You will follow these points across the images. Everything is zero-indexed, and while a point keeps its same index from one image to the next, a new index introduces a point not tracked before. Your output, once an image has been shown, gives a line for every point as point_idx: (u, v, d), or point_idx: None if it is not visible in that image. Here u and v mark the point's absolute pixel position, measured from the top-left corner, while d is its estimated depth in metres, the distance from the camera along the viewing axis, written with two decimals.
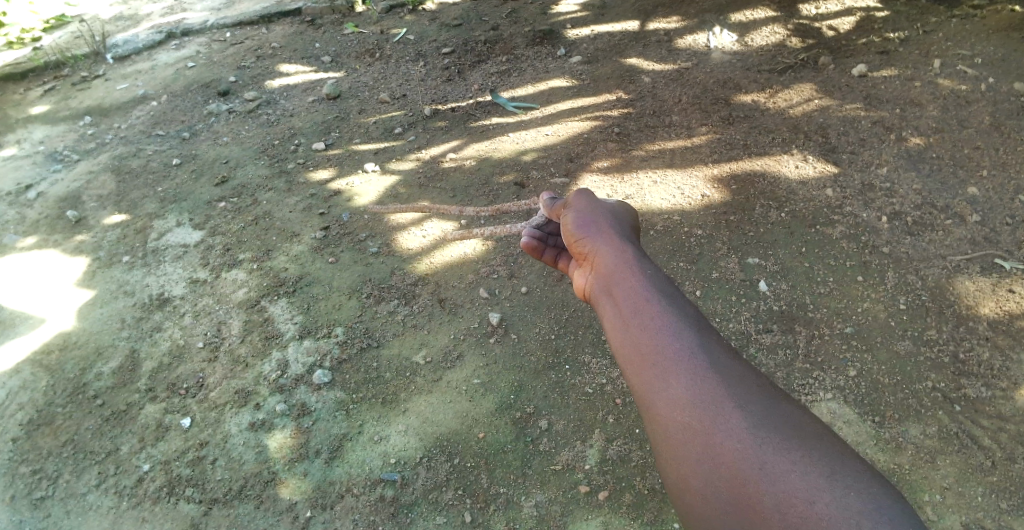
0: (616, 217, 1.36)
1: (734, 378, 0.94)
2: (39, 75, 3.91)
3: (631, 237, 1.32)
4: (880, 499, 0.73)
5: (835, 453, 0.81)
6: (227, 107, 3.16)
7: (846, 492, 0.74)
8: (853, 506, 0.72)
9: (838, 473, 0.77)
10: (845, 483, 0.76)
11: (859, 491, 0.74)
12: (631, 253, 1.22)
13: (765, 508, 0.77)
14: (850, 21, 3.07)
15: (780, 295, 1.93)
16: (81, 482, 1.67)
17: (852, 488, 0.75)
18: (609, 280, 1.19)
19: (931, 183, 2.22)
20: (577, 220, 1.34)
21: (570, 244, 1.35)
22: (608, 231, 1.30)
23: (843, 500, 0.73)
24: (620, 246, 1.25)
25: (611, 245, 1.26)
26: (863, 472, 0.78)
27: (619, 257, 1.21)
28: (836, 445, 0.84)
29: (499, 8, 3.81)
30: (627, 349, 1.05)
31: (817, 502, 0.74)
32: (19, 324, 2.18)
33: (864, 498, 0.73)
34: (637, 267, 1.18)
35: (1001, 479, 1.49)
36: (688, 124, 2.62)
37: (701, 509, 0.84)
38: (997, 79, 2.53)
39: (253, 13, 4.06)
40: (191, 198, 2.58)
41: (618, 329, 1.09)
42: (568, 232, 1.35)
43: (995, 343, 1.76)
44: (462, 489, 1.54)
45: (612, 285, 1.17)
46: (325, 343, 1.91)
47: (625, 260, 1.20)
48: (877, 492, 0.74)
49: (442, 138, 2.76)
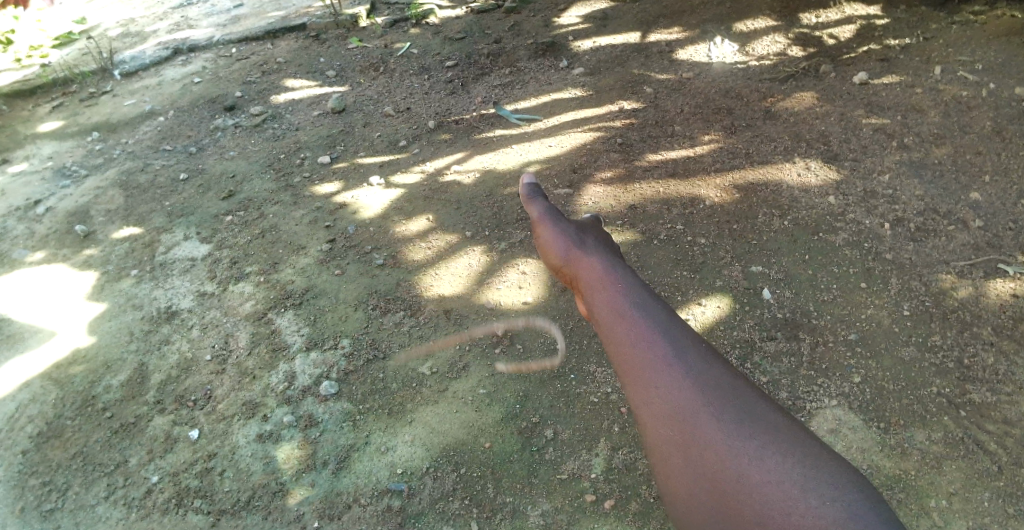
0: (600, 241, 1.53)
1: (715, 390, 1.08)
2: (48, 92, 3.97)
3: (617, 257, 1.47)
4: (849, 503, 0.89)
5: (811, 460, 0.96)
6: (234, 122, 3.20)
7: (822, 500, 0.89)
8: (829, 515, 0.87)
9: (811, 481, 0.93)
10: (818, 491, 0.91)
11: (833, 498, 0.90)
12: (616, 275, 1.36)
13: (748, 515, 0.92)
14: (851, 29, 3.11)
15: (783, 303, 1.93)
16: (91, 494, 1.68)
17: (827, 497, 0.90)
18: (600, 298, 1.33)
19: (933, 189, 2.23)
20: (568, 250, 1.49)
21: (562, 265, 1.50)
22: (598, 255, 1.46)
23: (818, 507, 0.89)
24: (610, 268, 1.40)
25: (598, 270, 1.40)
26: (837, 478, 0.93)
27: (610, 278, 1.36)
28: (810, 450, 0.99)
29: (502, 21, 3.85)
30: (622, 363, 1.18)
31: (795, 512, 0.89)
32: (29, 337, 2.20)
33: (838, 505, 0.89)
34: (625, 289, 1.32)
35: (1007, 484, 1.48)
36: (691, 133, 2.64)
37: (691, 511, 0.99)
38: (998, 85, 2.55)
39: (259, 29, 4.12)
40: (199, 212, 2.61)
41: (610, 347, 1.22)
42: (558, 254, 1.51)
43: (1000, 347, 1.76)
44: (470, 498, 1.54)
45: (603, 307, 1.31)
46: (331, 355, 1.92)
47: (612, 283, 1.34)
48: (846, 497, 0.90)
49: (447, 150, 2.79)
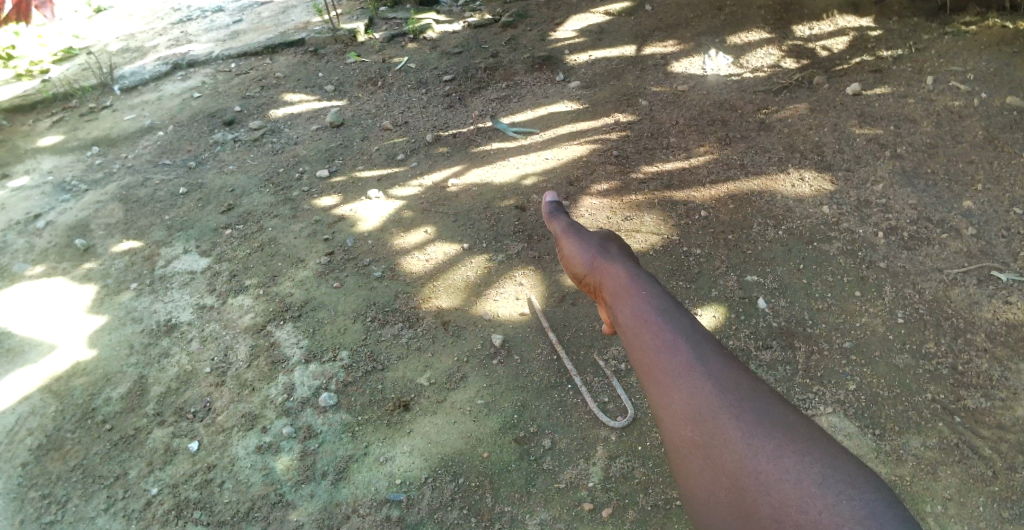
0: (623, 252, 1.59)
1: (730, 391, 1.11)
2: (48, 107, 4.00)
3: (638, 266, 1.52)
4: (867, 502, 0.89)
5: (828, 460, 0.97)
6: (233, 136, 3.23)
7: (837, 498, 0.90)
8: (844, 513, 0.88)
9: (827, 480, 0.93)
10: (836, 491, 0.91)
11: (848, 496, 0.90)
12: (637, 281, 1.42)
13: (763, 516, 0.94)
14: (844, 40, 3.16)
15: (778, 312, 1.96)
16: (90, 506, 1.68)
17: (844, 494, 0.90)
18: (620, 304, 1.38)
19: (927, 197, 2.26)
20: (591, 262, 1.57)
21: (588, 276, 1.57)
22: (620, 264, 1.51)
23: (833, 506, 0.89)
24: (631, 276, 1.45)
25: (618, 279, 1.46)
26: (854, 478, 0.93)
27: (630, 284, 1.41)
28: (826, 449, 1.00)
29: (499, 36, 3.90)
30: (641, 365, 1.22)
31: (811, 510, 0.90)
32: (29, 350, 2.21)
33: (854, 503, 0.89)
34: (646, 294, 1.36)
35: (1002, 488, 1.50)
36: (686, 145, 2.67)
37: (706, 512, 1.01)
38: (989, 94, 2.59)
39: (258, 44, 4.16)
40: (198, 225, 2.63)
41: (629, 351, 1.27)
42: (584, 267, 1.58)
43: (994, 354, 1.78)
44: (468, 508, 1.55)
45: (622, 312, 1.35)
46: (330, 367, 1.93)
47: (631, 289, 1.39)
48: (865, 496, 0.90)
49: (444, 164, 2.82)
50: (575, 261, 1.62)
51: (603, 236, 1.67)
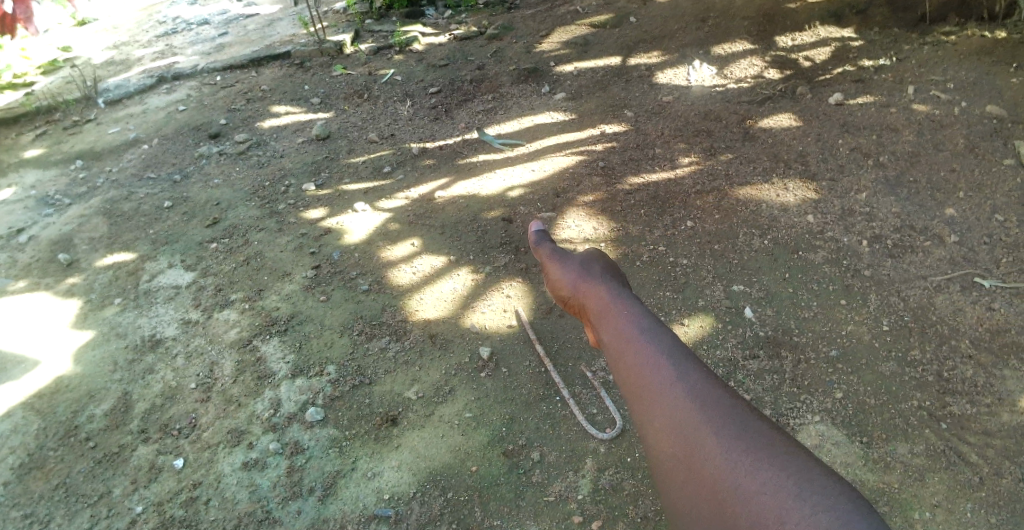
0: (608, 271, 1.59)
1: (712, 406, 1.11)
2: (31, 120, 3.96)
3: (623, 284, 1.52)
4: (846, 512, 0.88)
5: (805, 470, 0.96)
6: (219, 149, 3.22)
7: (814, 509, 0.89)
8: (820, 523, 0.87)
9: (805, 491, 0.93)
10: (812, 501, 0.91)
11: (826, 506, 0.89)
12: (621, 301, 1.42)
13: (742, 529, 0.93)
14: (825, 51, 3.21)
15: (765, 321, 1.97)
16: (73, 525, 1.65)
17: (820, 505, 0.90)
18: (605, 325, 1.38)
19: (909, 205, 2.29)
20: (575, 283, 1.58)
21: (573, 298, 1.57)
22: (604, 284, 1.51)
23: (810, 516, 0.89)
24: (615, 295, 1.45)
25: (603, 301, 1.45)
26: (832, 487, 0.92)
27: (614, 304, 1.42)
28: (807, 460, 0.99)
29: (485, 48, 3.92)
30: (626, 383, 1.23)
31: (788, 521, 0.90)
32: (12, 367, 2.17)
33: (831, 513, 0.88)
34: (629, 313, 1.37)
35: (989, 494, 1.51)
36: (672, 156, 2.69)
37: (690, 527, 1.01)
38: (970, 103, 2.64)
39: (244, 57, 4.16)
40: (183, 239, 2.61)
41: (614, 371, 1.28)
42: (570, 289, 1.58)
43: (978, 360, 1.80)
44: (457, 522, 1.54)
45: (607, 332, 1.36)
46: (317, 382, 1.92)
47: (616, 310, 1.39)
48: (840, 505, 0.89)
49: (431, 176, 2.82)
50: (562, 284, 1.62)
51: (588, 256, 1.67)
